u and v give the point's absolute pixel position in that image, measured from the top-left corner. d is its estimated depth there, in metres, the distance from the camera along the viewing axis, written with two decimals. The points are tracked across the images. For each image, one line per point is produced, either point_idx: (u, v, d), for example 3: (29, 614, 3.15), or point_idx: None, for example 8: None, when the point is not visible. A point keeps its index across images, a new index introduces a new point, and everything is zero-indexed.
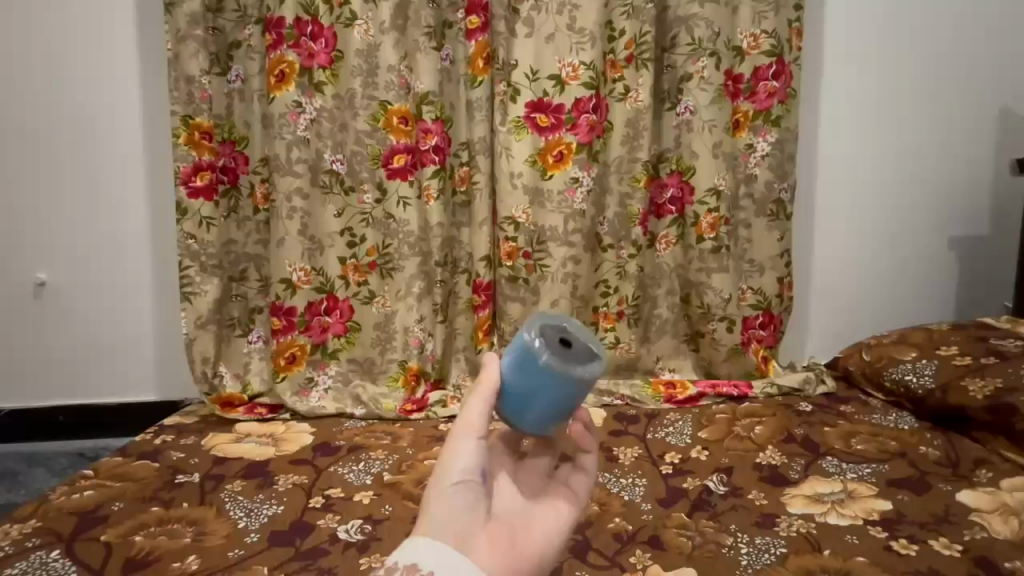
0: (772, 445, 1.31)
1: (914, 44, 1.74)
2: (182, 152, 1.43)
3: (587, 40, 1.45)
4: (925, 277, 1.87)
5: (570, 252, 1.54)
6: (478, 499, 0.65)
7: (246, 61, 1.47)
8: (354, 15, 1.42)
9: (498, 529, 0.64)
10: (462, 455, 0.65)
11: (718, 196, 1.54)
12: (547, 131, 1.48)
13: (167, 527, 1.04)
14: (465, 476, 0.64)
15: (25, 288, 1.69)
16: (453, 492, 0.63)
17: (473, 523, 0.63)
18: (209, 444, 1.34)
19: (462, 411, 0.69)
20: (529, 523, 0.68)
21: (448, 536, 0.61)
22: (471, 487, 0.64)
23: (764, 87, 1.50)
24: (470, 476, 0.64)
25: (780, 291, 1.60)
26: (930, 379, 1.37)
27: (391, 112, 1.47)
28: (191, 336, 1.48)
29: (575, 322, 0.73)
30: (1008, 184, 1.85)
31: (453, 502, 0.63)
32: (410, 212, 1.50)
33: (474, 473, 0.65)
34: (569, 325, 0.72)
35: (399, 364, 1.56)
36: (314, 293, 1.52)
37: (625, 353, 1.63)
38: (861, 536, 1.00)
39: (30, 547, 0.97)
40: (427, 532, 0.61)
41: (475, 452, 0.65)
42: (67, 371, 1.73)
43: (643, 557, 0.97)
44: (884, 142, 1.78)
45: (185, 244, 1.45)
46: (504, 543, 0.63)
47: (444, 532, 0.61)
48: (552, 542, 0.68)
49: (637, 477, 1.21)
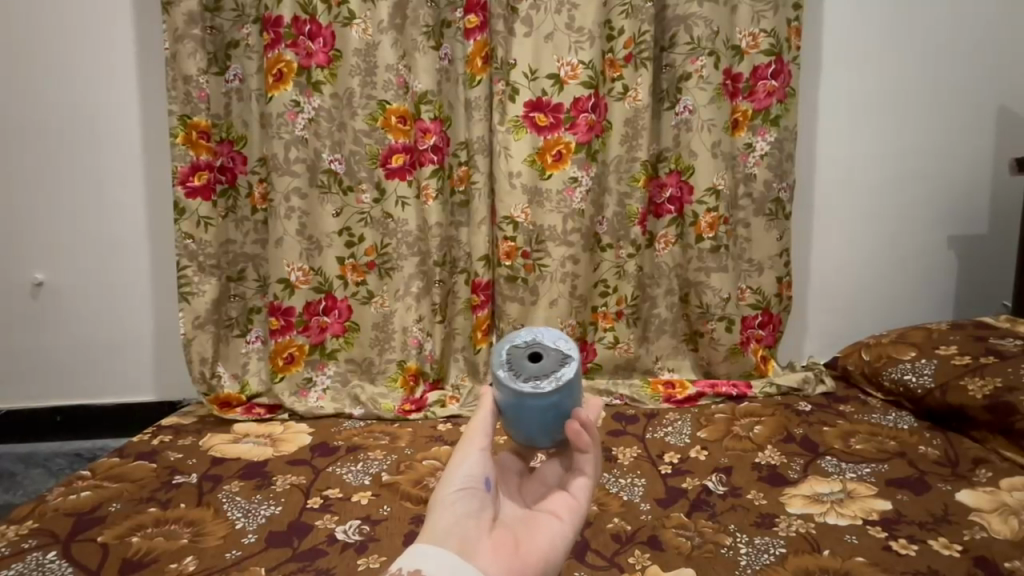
0: (771, 445, 1.31)
1: (914, 44, 1.74)
2: (180, 152, 1.43)
3: (586, 39, 1.44)
4: (925, 276, 1.86)
5: (569, 252, 1.53)
6: (482, 506, 0.65)
7: (244, 60, 1.47)
8: (352, 14, 1.42)
9: (503, 535, 0.64)
10: (466, 463, 0.67)
11: (717, 195, 1.53)
12: (547, 131, 1.48)
13: (164, 527, 1.04)
14: (468, 482, 0.65)
15: (24, 288, 1.69)
16: (457, 498, 0.64)
17: (477, 529, 0.63)
18: (206, 445, 1.34)
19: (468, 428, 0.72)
20: (534, 530, 0.67)
21: (451, 539, 0.60)
22: (474, 493, 0.65)
23: (764, 87, 1.50)
24: (472, 483, 0.65)
25: (780, 291, 1.61)
26: (930, 379, 1.37)
27: (390, 112, 1.47)
28: (190, 336, 1.48)
29: (541, 333, 0.77)
30: (1008, 184, 1.85)
31: (457, 507, 0.63)
32: (409, 211, 1.50)
33: (477, 481, 0.66)
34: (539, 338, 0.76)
35: (398, 364, 1.56)
36: (312, 293, 1.51)
37: (624, 352, 1.63)
38: (860, 536, 0.99)
39: (27, 548, 0.97)
40: (430, 537, 0.61)
41: (478, 461, 0.67)
42: (66, 372, 1.73)
43: (642, 557, 0.97)
44: (885, 142, 1.78)
45: (183, 244, 1.45)
46: (509, 546, 0.63)
47: (447, 536, 0.61)
48: (557, 547, 0.66)
49: (636, 477, 1.21)
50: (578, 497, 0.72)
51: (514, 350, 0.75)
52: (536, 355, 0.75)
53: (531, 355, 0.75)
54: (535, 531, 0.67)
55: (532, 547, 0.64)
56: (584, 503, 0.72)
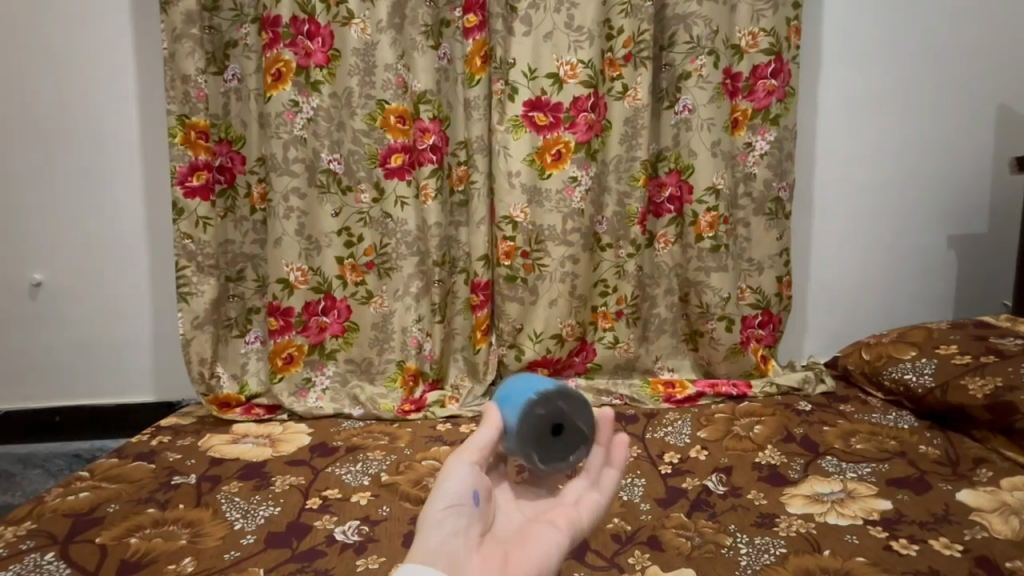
0: (770, 445, 1.30)
1: (914, 43, 1.74)
2: (179, 152, 1.42)
3: (585, 39, 1.44)
4: (925, 276, 1.86)
5: (569, 252, 1.53)
6: (469, 524, 0.65)
7: (243, 60, 1.46)
8: (351, 14, 1.41)
9: (490, 551, 0.66)
10: (455, 477, 0.66)
11: (716, 195, 1.52)
12: (546, 130, 1.48)
13: (162, 529, 1.04)
14: (456, 499, 0.65)
15: (23, 289, 1.68)
16: (446, 516, 0.64)
17: (465, 547, 0.64)
18: (205, 445, 1.34)
19: (468, 439, 0.71)
20: (528, 541, 0.69)
21: (440, 560, 0.61)
22: (462, 511, 0.65)
23: (763, 86, 1.50)
24: (461, 500, 0.65)
25: (780, 290, 1.61)
26: (930, 378, 1.37)
27: (389, 111, 1.46)
28: (188, 337, 1.47)
29: (572, 398, 0.76)
30: (1008, 183, 1.85)
31: (446, 525, 0.64)
32: (408, 211, 1.49)
33: (465, 498, 0.66)
34: (567, 405, 0.75)
35: (397, 364, 1.55)
36: (311, 293, 1.51)
37: (625, 352, 1.62)
38: (861, 536, 0.99)
39: (24, 549, 0.97)
40: (418, 557, 0.61)
41: (469, 475, 0.67)
42: (64, 373, 1.73)
43: (642, 557, 0.97)
44: (885, 141, 1.78)
45: (181, 244, 1.44)
46: (496, 563, 0.65)
47: (435, 557, 0.61)
48: (551, 559, 0.69)
49: (636, 477, 1.20)
50: (581, 513, 0.75)
51: (547, 406, 0.74)
52: (561, 418, 0.75)
53: (558, 418, 0.74)
54: (527, 543, 0.69)
55: (522, 562, 0.66)
56: (587, 519, 0.75)
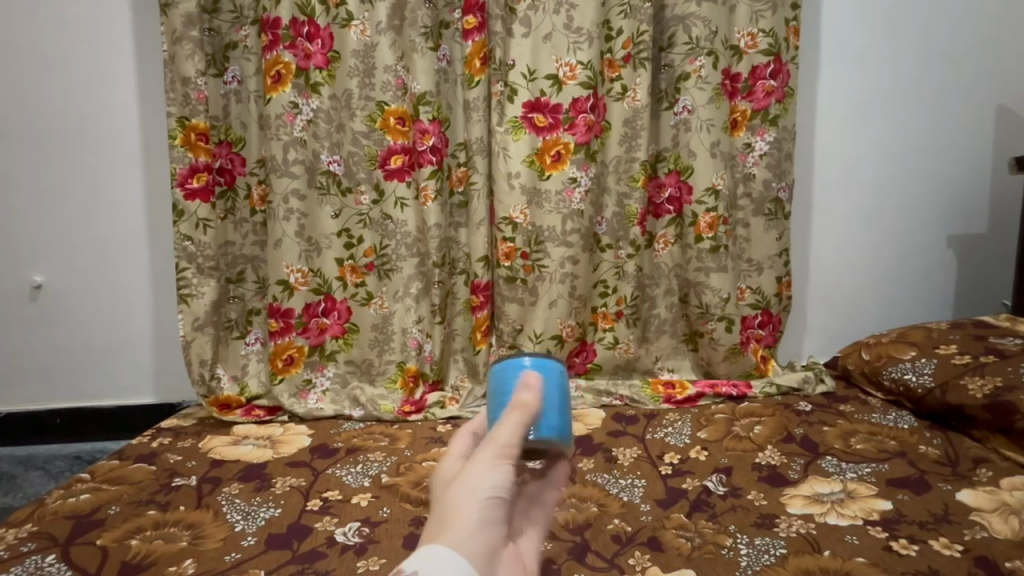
0: (771, 446, 1.30)
1: (914, 43, 1.74)
2: (179, 153, 1.42)
3: (584, 40, 1.44)
4: (925, 276, 1.86)
5: (568, 253, 1.53)
6: (500, 516, 0.65)
7: (243, 61, 1.47)
8: (351, 15, 1.41)
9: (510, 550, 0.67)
10: (496, 471, 0.65)
11: (716, 195, 1.52)
12: (545, 131, 1.48)
13: (163, 531, 1.04)
14: (495, 491, 0.65)
15: (23, 291, 1.68)
16: (482, 506, 0.64)
17: (494, 539, 0.64)
18: (205, 446, 1.34)
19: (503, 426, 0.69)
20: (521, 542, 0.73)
21: (469, 547, 0.61)
22: (496, 502, 0.65)
23: (762, 86, 1.50)
24: (498, 493, 0.65)
25: (779, 291, 1.61)
26: (930, 378, 1.37)
27: (389, 113, 1.46)
28: (188, 338, 1.47)
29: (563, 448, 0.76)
30: (1008, 183, 1.85)
31: (478, 514, 0.63)
32: (408, 212, 1.50)
33: (503, 490, 0.65)
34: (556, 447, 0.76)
35: (397, 364, 1.56)
36: (311, 294, 1.51)
37: (624, 353, 1.62)
38: (861, 536, 0.99)
39: (25, 551, 0.97)
40: (448, 541, 0.61)
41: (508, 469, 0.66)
42: (65, 374, 1.73)
43: (643, 558, 0.97)
44: (885, 141, 1.78)
45: (182, 246, 1.44)
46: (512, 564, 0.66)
47: (464, 543, 0.61)
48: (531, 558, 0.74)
49: (636, 477, 1.21)
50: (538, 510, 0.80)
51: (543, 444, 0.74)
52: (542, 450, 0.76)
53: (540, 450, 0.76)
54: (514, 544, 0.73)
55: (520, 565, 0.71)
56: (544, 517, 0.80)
